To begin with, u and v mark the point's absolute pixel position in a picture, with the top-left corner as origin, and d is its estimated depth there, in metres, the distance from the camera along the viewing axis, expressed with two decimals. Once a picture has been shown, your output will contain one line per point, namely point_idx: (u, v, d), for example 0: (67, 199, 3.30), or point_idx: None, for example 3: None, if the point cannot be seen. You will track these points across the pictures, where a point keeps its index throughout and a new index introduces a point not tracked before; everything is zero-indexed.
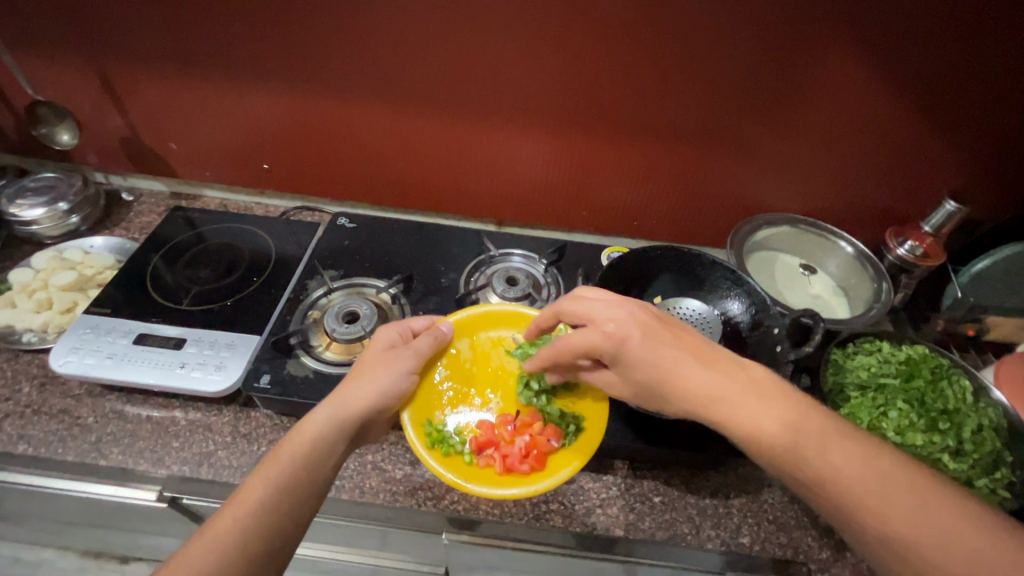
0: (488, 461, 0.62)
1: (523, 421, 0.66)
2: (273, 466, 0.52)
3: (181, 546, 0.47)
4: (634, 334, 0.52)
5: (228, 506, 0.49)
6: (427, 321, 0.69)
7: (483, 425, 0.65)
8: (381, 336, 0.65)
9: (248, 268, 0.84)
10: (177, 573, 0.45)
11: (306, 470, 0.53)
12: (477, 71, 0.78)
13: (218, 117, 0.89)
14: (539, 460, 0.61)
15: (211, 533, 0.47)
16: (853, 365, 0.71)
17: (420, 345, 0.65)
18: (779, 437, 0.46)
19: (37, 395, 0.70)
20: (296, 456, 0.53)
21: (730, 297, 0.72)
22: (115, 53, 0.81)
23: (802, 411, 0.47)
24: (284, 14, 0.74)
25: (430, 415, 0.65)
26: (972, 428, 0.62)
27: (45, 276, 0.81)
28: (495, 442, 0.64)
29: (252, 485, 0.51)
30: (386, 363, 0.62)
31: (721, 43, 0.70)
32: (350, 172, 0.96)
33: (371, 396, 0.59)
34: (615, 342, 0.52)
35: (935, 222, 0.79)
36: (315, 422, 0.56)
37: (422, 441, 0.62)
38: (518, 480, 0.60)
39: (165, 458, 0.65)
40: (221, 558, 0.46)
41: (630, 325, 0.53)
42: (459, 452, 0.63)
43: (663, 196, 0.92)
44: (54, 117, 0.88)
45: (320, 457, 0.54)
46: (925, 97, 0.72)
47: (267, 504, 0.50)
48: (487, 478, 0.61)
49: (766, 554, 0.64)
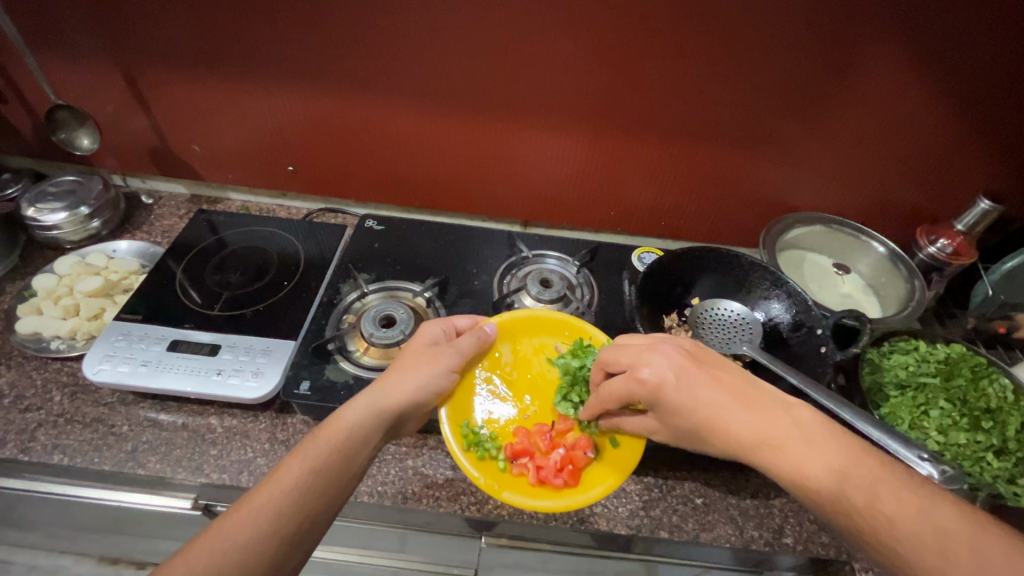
0: (522, 470, 0.61)
1: (558, 432, 0.66)
2: (311, 448, 0.52)
3: (217, 518, 0.46)
4: (671, 379, 0.52)
5: (265, 485, 0.49)
6: (470, 321, 0.69)
7: (519, 432, 0.65)
8: (425, 331, 0.64)
9: (277, 272, 0.83)
10: (211, 545, 0.44)
11: (342, 456, 0.52)
12: (509, 73, 0.77)
13: (243, 119, 0.88)
14: (573, 475, 0.61)
15: (248, 509, 0.47)
16: (890, 364, 0.72)
17: (463, 344, 0.64)
18: (831, 480, 0.45)
19: (69, 403, 0.68)
20: (334, 441, 0.52)
21: (771, 297, 0.76)
22: (140, 56, 0.80)
23: (854, 456, 0.46)
24: (315, 16, 0.73)
25: (468, 416, 0.65)
26: (1016, 427, 0.64)
27: (70, 282, 0.80)
28: (531, 451, 0.63)
29: (289, 465, 0.50)
30: (429, 360, 0.61)
31: (760, 43, 0.70)
32: (376, 174, 0.96)
33: (411, 391, 0.58)
34: (652, 387, 0.52)
35: (969, 221, 0.81)
36: (354, 410, 0.55)
37: (459, 443, 0.61)
38: (551, 493, 0.60)
39: (203, 466, 0.64)
40: (255, 536, 0.46)
41: (665, 369, 0.52)
42: (493, 458, 0.62)
43: (690, 197, 0.92)
44: (74, 121, 0.86)
45: (357, 444, 0.54)
46: (962, 97, 0.72)
47: (302, 486, 0.49)
48: (520, 488, 0.60)
49: (810, 554, 0.64)
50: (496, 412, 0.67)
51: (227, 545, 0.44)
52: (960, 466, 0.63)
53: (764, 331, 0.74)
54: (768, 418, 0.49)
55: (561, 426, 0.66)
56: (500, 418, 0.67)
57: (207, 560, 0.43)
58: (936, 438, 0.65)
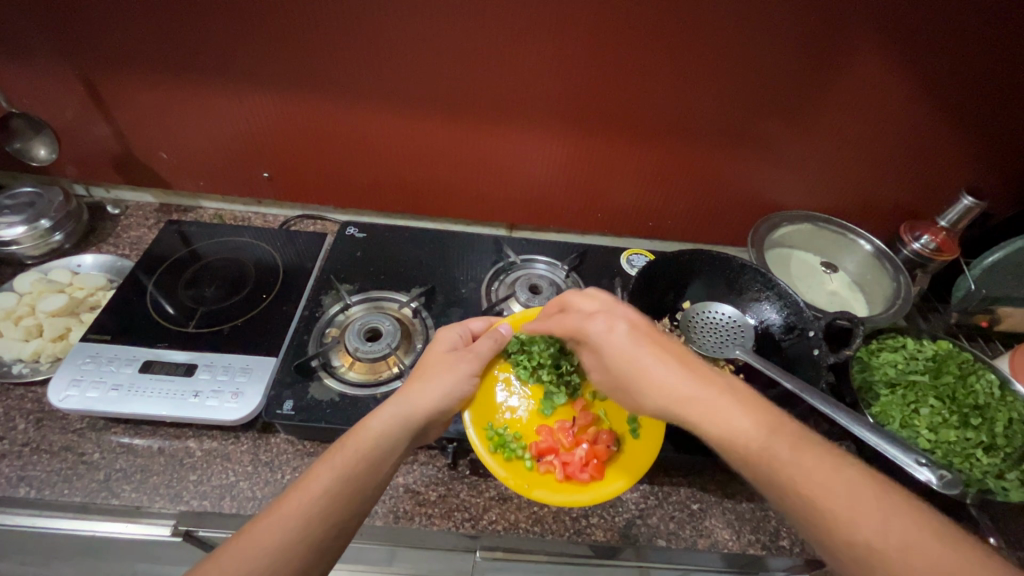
0: (549, 467, 0.60)
1: (581, 426, 0.64)
2: (339, 455, 0.49)
3: (250, 520, 0.44)
4: (621, 327, 0.55)
5: (295, 490, 0.46)
6: (485, 324, 0.67)
7: (543, 431, 0.63)
8: (441, 338, 0.63)
9: (256, 283, 0.80)
10: (242, 551, 0.42)
11: (369, 464, 0.50)
12: (492, 76, 0.75)
13: (214, 126, 0.84)
14: (599, 469, 0.59)
15: (278, 514, 0.45)
16: (879, 362, 0.74)
17: (480, 348, 0.62)
18: (753, 440, 0.46)
19: (34, 432, 0.64)
20: (361, 449, 0.50)
21: (762, 298, 0.76)
22: (100, 61, 0.75)
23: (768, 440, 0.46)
24: (285, 20, 0.69)
25: (491, 417, 0.63)
26: (1003, 423, 0.65)
27: (32, 301, 0.76)
28: (556, 449, 0.61)
29: (318, 472, 0.48)
30: (450, 365, 0.59)
31: (746, 44, 0.69)
32: (356, 180, 0.93)
33: (434, 396, 0.56)
34: (600, 330, 0.56)
35: (952, 217, 0.82)
36: (381, 417, 0.53)
37: (484, 445, 0.60)
38: (579, 489, 0.58)
39: (183, 493, 0.60)
40: (288, 541, 0.43)
41: (620, 320, 0.56)
42: (519, 458, 0.60)
43: (676, 198, 0.92)
44: (30, 129, 0.80)
45: (383, 453, 0.51)
46: (946, 94, 0.72)
47: (332, 492, 0.47)
48: (547, 485, 0.58)
49: (806, 556, 0.64)
50: (519, 412, 0.65)
51: (261, 549, 0.42)
52: (950, 463, 0.64)
53: (756, 334, 0.75)
54: (688, 372, 0.51)
55: (583, 421, 0.64)
56: (524, 418, 0.65)
57: (234, 568, 0.41)
58: (926, 436, 0.66)
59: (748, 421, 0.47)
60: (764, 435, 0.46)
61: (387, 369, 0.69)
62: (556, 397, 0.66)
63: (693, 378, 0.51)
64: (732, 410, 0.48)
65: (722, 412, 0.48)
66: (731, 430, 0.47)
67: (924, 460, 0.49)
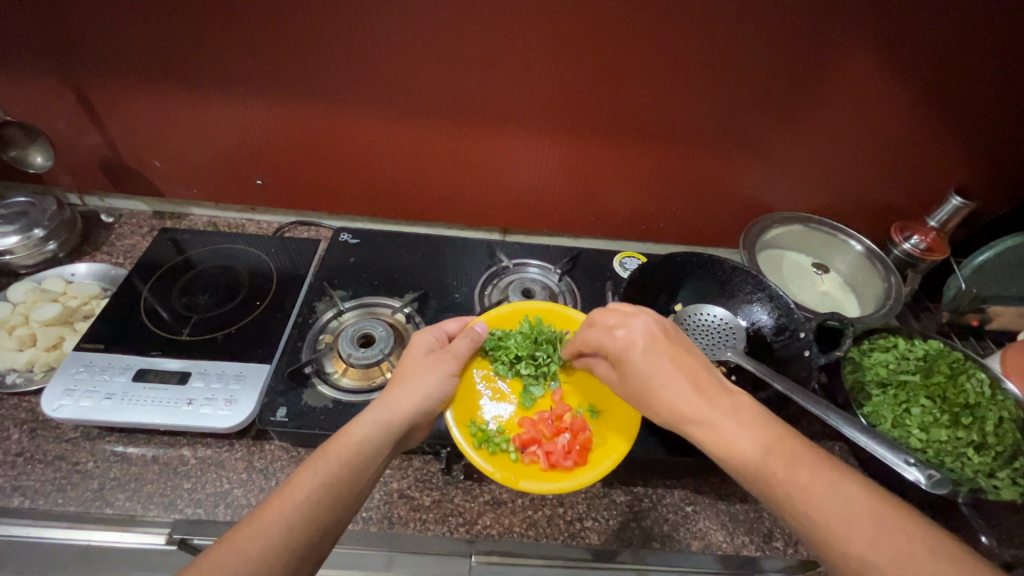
0: (533, 458, 0.60)
1: (558, 415, 0.65)
2: (322, 461, 0.49)
3: (232, 528, 0.44)
4: (637, 345, 0.53)
5: (277, 497, 0.46)
6: (460, 324, 0.67)
7: (525, 423, 0.63)
8: (418, 341, 0.63)
9: (249, 290, 0.80)
10: (224, 561, 0.41)
11: (352, 470, 0.49)
12: (483, 82, 0.76)
13: (209, 134, 0.84)
14: (582, 454, 0.60)
15: (260, 522, 0.44)
16: (870, 362, 0.75)
17: (458, 348, 0.63)
18: (752, 461, 0.45)
19: (28, 441, 0.65)
20: (343, 455, 0.50)
21: (753, 300, 0.77)
22: (95, 71, 0.75)
23: (762, 460, 0.44)
24: (278, 28, 0.70)
25: (473, 415, 0.63)
26: (994, 422, 0.66)
27: (26, 310, 0.76)
28: (538, 439, 0.62)
29: (301, 479, 0.48)
30: (429, 368, 0.59)
31: (735, 46, 0.69)
32: (349, 186, 0.93)
33: (417, 399, 0.56)
34: (618, 346, 0.55)
35: (941, 217, 0.84)
36: (363, 424, 0.53)
37: (469, 442, 0.60)
38: (565, 476, 0.59)
39: (177, 502, 0.61)
40: (267, 549, 0.43)
41: (637, 334, 0.54)
42: (504, 452, 0.60)
43: (666, 201, 0.92)
44: (26, 138, 0.79)
45: (366, 459, 0.51)
46: (933, 93, 0.73)
47: (314, 500, 0.46)
48: (533, 475, 0.59)
49: (800, 557, 0.64)
50: (501, 407, 0.66)
51: (242, 556, 0.42)
52: (942, 462, 0.64)
53: (748, 336, 0.75)
54: (700, 388, 0.50)
55: (560, 410, 0.65)
56: (504, 413, 0.65)
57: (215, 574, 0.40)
58: (918, 436, 0.67)
59: (746, 440, 0.46)
60: (762, 454, 0.45)
61: (381, 375, 0.70)
62: (534, 389, 0.67)
63: (703, 394, 0.49)
64: (732, 429, 0.46)
65: (723, 429, 0.47)
66: (732, 453, 0.46)
67: (912, 460, 0.49)
